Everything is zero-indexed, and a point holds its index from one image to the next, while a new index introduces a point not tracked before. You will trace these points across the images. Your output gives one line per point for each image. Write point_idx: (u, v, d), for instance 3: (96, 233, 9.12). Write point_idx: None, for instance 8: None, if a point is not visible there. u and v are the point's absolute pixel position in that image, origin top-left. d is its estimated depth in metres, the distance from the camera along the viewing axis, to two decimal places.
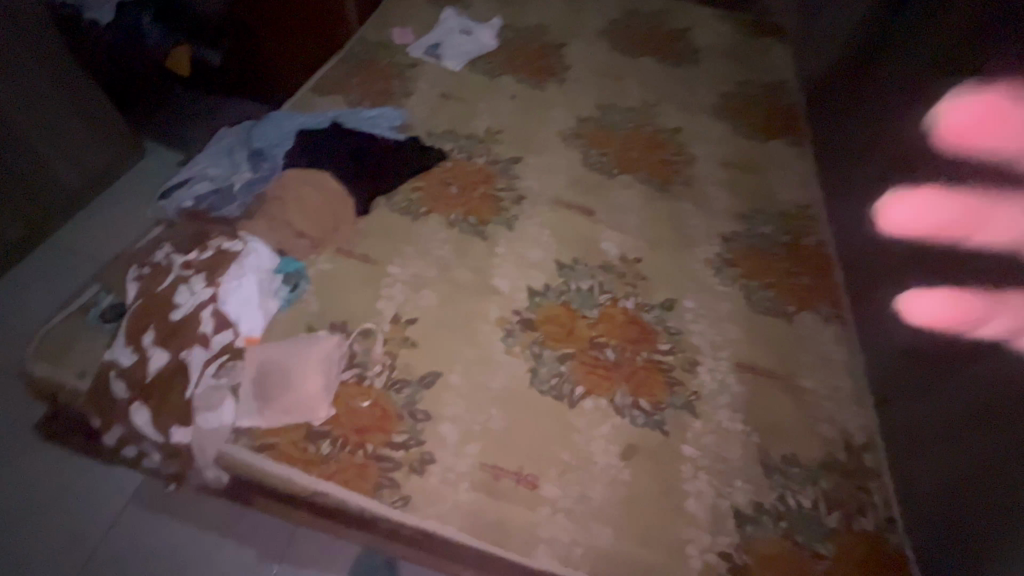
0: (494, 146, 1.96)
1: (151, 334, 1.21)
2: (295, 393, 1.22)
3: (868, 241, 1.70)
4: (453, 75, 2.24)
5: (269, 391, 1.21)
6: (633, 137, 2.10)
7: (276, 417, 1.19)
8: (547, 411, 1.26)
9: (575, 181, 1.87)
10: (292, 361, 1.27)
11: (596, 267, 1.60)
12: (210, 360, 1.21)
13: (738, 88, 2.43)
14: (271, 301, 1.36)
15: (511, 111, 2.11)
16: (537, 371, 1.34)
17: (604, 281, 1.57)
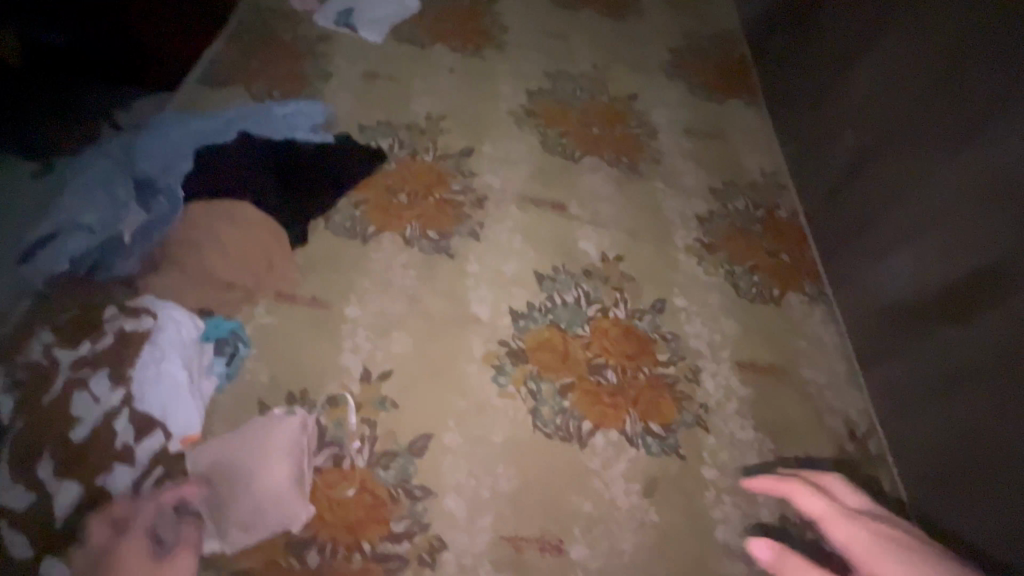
0: (440, 135, 1.68)
1: (49, 463, 0.94)
2: (258, 497, 0.99)
3: (835, 204, 1.60)
4: (373, 48, 1.88)
5: (225, 501, 0.99)
6: (590, 108, 1.89)
7: (242, 533, 0.97)
8: (559, 459, 1.15)
9: (538, 171, 1.66)
10: (247, 454, 1.04)
11: (579, 273, 1.45)
12: (141, 479, 0.98)
13: (685, 39, 2.25)
14: (205, 383, 1.09)
15: (452, 90, 1.82)
16: (539, 412, 1.20)
17: (590, 289, 1.42)
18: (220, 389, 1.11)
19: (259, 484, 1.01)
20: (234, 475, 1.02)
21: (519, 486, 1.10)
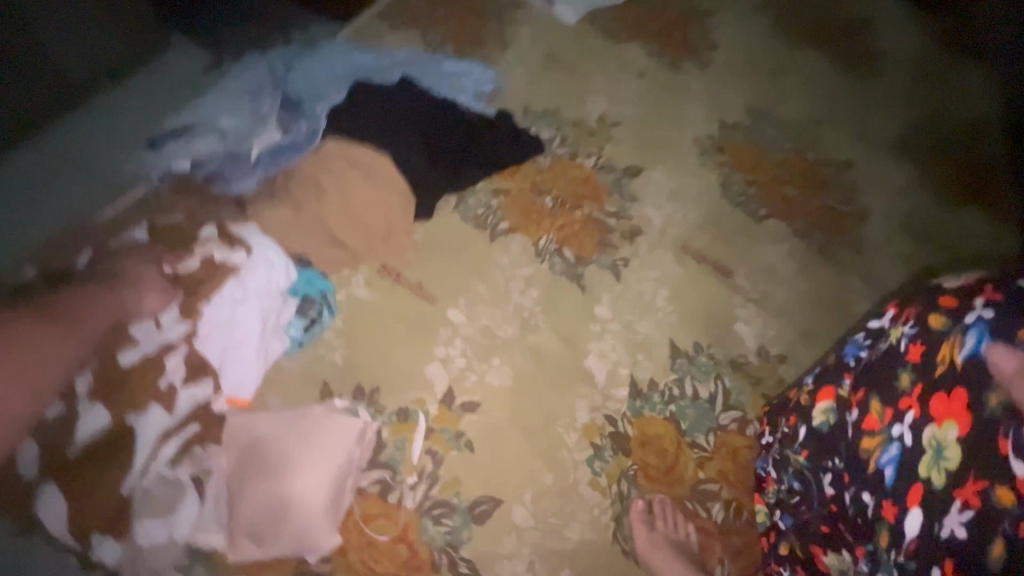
0: (609, 143, 1.42)
1: (85, 380, 0.78)
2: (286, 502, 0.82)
3: None
4: (565, 27, 1.65)
5: (247, 491, 0.82)
6: (800, 156, 1.48)
7: (253, 537, 0.81)
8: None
9: (714, 218, 1.34)
10: (289, 444, 0.86)
11: (727, 363, 1.14)
12: (170, 433, 0.81)
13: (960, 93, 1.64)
14: (275, 343, 0.93)
15: (636, 95, 1.54)
16: (622, 526, 0.95)
17: (733, 389, 1.11)
18: (287, 355, 0.95)
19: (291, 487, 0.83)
20: (268, 469, 0.84)
21: None
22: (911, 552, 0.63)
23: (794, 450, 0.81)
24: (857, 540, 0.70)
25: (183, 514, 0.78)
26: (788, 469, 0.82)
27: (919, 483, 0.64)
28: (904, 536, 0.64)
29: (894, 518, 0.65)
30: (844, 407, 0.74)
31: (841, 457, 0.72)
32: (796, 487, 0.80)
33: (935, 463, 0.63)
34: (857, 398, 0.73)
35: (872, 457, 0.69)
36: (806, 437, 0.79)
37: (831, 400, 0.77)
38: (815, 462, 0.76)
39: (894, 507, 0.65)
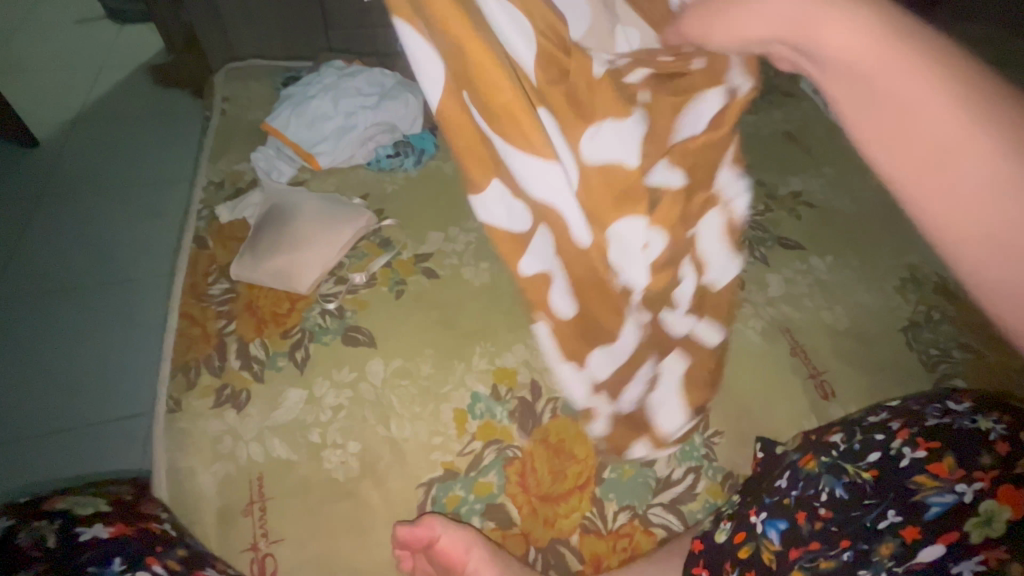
0: (783, 213, 1.19)
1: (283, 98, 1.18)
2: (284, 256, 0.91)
3: None
4: (826, 125, 1.48)
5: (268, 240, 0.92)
6: None
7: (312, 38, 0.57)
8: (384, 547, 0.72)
9: (859, 338, 0.96)
10: (323, 225, 0.96)
11: (717, 464, 0.80)
12: (276, 147, 1.12)
13: None
14: (366, 151, 1.13)
15: (863, 200, 1.25)
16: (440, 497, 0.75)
17: (699, 495, 0.78)
18: (366, 165, 1.12)
19: (294, 247, 0.92)
20: (301, 228, 0.95)
21: (336, 486, 0.75)
22: (913, 567, 0.52)
23: (794, 458, 0.68)
24: (832, 544, 0.57)
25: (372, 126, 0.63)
26: (777, 473, 0.68)
27: (955, 531, 0.51)
28: (911, 556, 0.52)
29: (911, 542, 0.53)
30: (881, 442, 0.62)
31: (859, 470, 0.60)
32: (780, 485, 0.65)
33: (980, 523, 0.51)
34: (918, 442, 0.59)
35: (913, 489, 0.56)
36: (813, 449, 0.67)
37: (840, 437, 0.66)
38: (829, 469, 0.62)
39: (919, 530, 0.53)
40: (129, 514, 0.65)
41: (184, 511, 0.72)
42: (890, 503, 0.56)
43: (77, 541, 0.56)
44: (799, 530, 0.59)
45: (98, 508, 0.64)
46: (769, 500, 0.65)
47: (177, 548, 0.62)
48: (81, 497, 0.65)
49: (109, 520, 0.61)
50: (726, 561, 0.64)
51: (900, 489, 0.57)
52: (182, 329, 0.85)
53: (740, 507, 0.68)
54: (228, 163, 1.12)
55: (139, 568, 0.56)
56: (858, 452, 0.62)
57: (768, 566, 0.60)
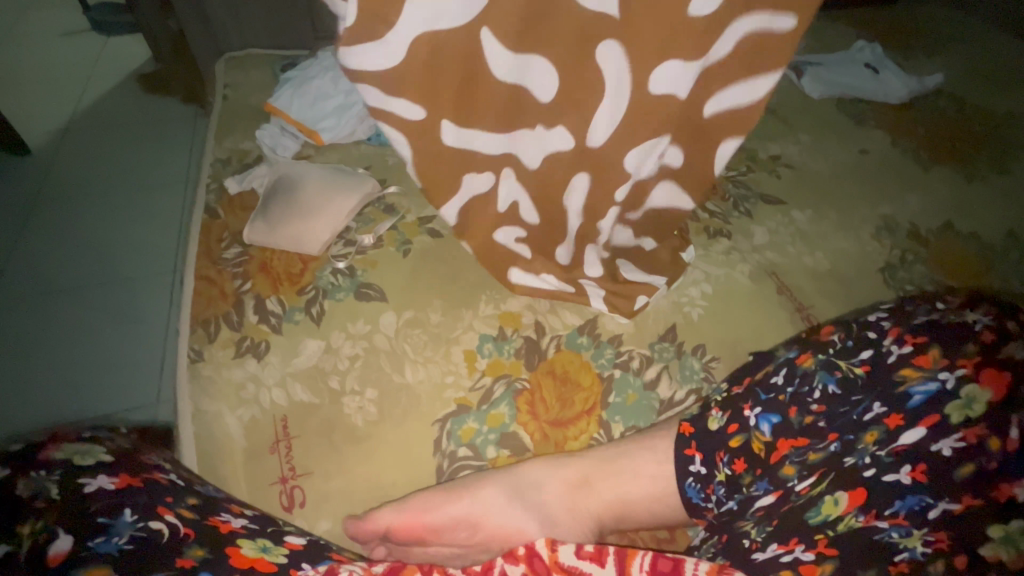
0: (763, 174, 1.26)
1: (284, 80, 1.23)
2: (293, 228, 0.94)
3: None
4: (798, 98, 1.57)
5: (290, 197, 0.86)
6: None
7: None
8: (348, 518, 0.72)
9: (839, 279, 1.03)
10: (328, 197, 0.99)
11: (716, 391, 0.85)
12: (279, 125, 1.17)
13: None
14: (366, 127, 1.18)
15: (835, 162, 1.33)
16: (454, 430, 0.78)
17: None
18: (367, 140, 1.18)
19: (301, 214, 0.96)
20: (313, 199, 0.99)
21: (358, 423, 0.78)
22: (897, 451, 0.55)
23: (789, 354, 0.68)
24: (820, 437, 0.60)
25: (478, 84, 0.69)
26: (768, 370, 0.69)
27: (936, 415, 0.54)
28: (894, 438, 0.56)
29: (894, 428, 0.56)
30: (873, 339, 0.62)
31: (851, 365, 0.62)
32: (775, 383, 0.66)
33: (962, 406, 0.53)
34: (906, 338, 0.59)
35: (899, 381, 0.57)
36: (809, 346, 0.67)
37: (836, 334, 0.66)
38: (823, 365, 0.63)
39: (903, 417, 0.56)
40: (133, 462, 0.63)
41: (211, 451, 0.74)
42: (877, 396, 0.58)
43: (82, 492, 0.55)
44: (791, 424, 0.63)
45: (100, 458, 0.61)
46: (762, 396, 0.66)
47: (187, 495, 0.61)
48: (79, 446, 0.62)
49: (113, 470, 0.60)
50: (719, 448, 0.68)
51: (886, 382, 0.58)
52: (200, 289, 0.88)
53: (731, 398, 0.70)
54: (234, 141, 1.16)
55: (151, 516, 0.54)
56: (850, 349, 0.63)
57: (758, 454, 0.64)
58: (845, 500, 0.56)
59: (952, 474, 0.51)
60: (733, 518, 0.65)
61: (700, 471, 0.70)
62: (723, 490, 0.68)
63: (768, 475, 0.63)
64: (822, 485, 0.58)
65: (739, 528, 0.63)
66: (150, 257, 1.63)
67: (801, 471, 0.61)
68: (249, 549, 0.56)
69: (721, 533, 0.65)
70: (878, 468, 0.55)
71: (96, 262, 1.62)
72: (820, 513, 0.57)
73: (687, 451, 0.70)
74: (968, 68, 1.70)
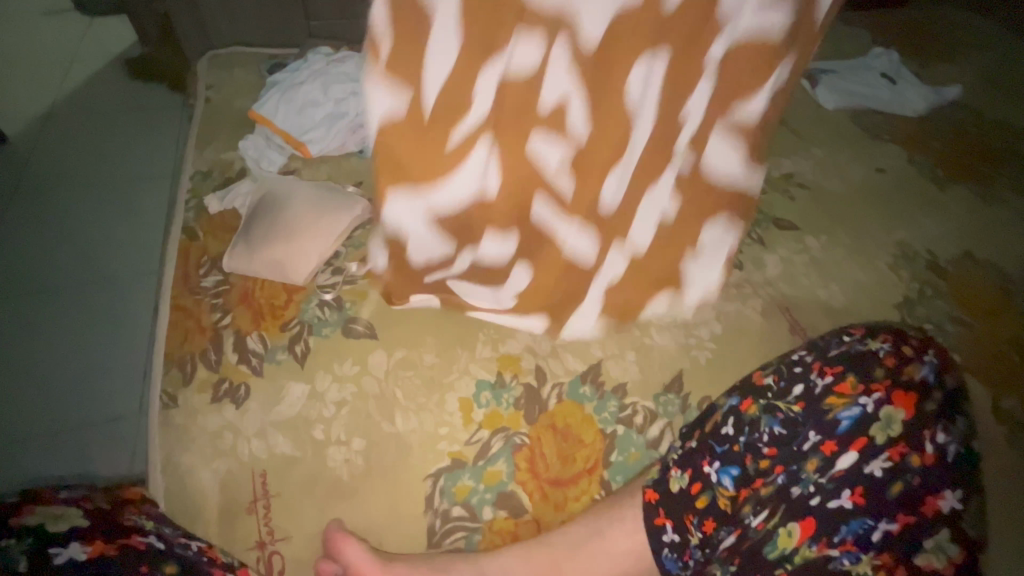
0: (776, 195, 1.20)
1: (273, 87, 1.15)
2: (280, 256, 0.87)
3: None
4: (813, 109, 1.50)
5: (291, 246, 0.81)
6: None
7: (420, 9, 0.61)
8: (333, 525, 0.70)
9: (854, 315, 0.98)
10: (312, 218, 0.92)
11: None
12: (265, 135, 1.09)
13: None
14: (357, 139, 1.11)
15: (851, 182, 1.27)
16: (445, 492, 0.74)
17: None
18: (358, 153, 1.11)
19: (284, 239, 0.89)
20: (294, 219, 0.92)
21: (343, 479, 0.72)
22: (837, 478, 0.57)
23: (729, 401, 0.68)
24: (768, 472, 0.61)
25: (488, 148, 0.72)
26: (715, 419, 0.68)
27: (864, 438, 0.57)
28: (833, 466, 0.57)
29: (830, 455, 0.58)
30: (799, 373, 0.64)
31: (789, 405, 0.62)
32: (726, 434, 0.65)
33: (883, 427, 0.56)
34: (825, 369, 0.62)
35: (827, 409, 0.60)
36: (748, 390, 0.67)
37: (769, 375, 0.66)
38: (766, 410, 0.63)
39: (836, 444, 0.58)
40: (114, 525, 0.57)
41: (183, 510, 0.69)
42: (811, 425, 0.60)
43: (50, 565, 0.49)
44: (748, 473, 0.62)
45: (76, 522, 0.55)
46: (718, 449, 0.65)
47: (165, 564, 0.55)
48: (55, 508, 0.56)
49: (90, 536, 0.54)
50: (686, 512, 0.65)
51: (817, 412, 0.60)
52: (175, 322, 0.82)
53: (686, 453, 0.67)
54: (215, 152, 1.08)
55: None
56: (784, 388, 0.64)
57: (723, 509, 0.62)
58: (798, 531, 0.57)
59: (886, 493, 0.54)
60: (702, 567, 0.63)
61: (674, 539, 0.66)
62: (699, 553, 0.63)
63: (731, 523, 0.61)
64: (775, 520, 0.58)
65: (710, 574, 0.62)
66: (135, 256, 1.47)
67: (755, 506, 0.60)
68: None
69: None
70: (821, 495, 0.57)
71: (72, 260, 1.47)
72: (777, 547, 0.58)
73: (656, 520, 0.67)
74: (989, 78, 1.63)
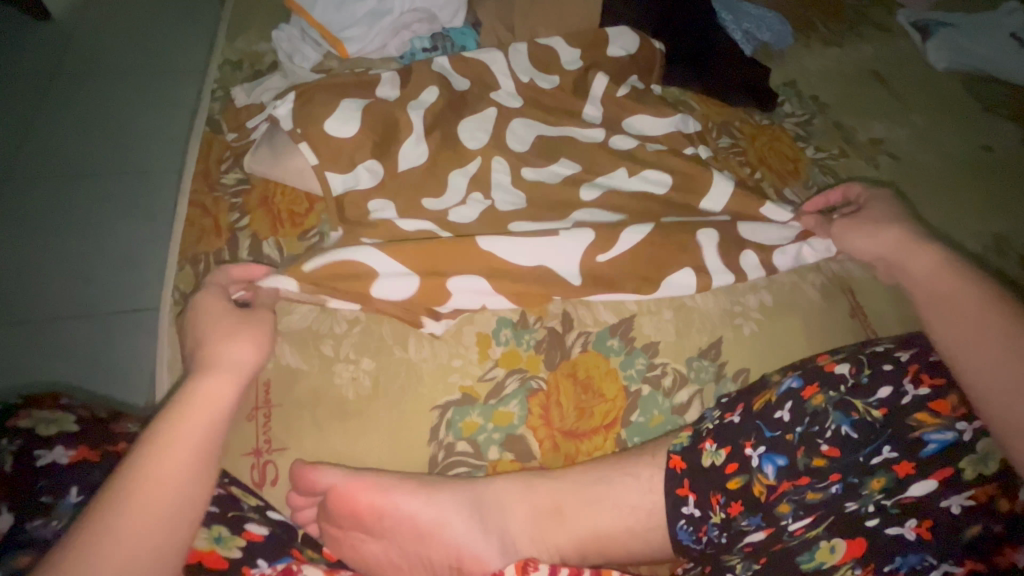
0: (861, 161, 1.06)
1: None
2: (170, 438, 0.51)
3: None
4: (920, 68, 1.29)
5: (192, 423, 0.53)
6: None
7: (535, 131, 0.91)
8: (296, 460, 0.65)
9: None
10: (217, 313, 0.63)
11: None
12: (301, 28, 1.00)
13: None
14: (400, 43, 1.01)
15: (951, 157, 1.10)
16: (449, 428, 0.70)
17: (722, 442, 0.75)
18: (399, 59, 1.01)
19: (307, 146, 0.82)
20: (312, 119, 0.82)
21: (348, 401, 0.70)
22: (903, 505, 0.53)
23: (789, 385, 0.63)
24: (822, 477, 0.57)
25: (496, 166, 0.85)
26: (770, 399, 0.63)
27: (950, 469, 0.52)
28: (902, 492, 0.53)
29: (903, 478, 0.53)
30: (889, 374, 0.58)
31: (869, 407, 0.57)
32: (781, 419, 0.61)
33: (977, 462, 0.51)
34: (922, 378, 0.56)
35: (913, 426, 0.55)
36: (815, 376, 0.62)
37: (847, 368, 0.61)
38: (837, 405, 0.58)
39: (913, 468, 0.53)
40: (102, 433, 0.57)
41: None
42: (889, 440, 0.55)
43: (34, 469, 0.51)
44: (797, 466, 0.58)
45: (67, 427, 0.55)
46: (767, 433, 0.61)
47: None
48: (50, 412, 0.55)
49: (79, 441, 0.54)
50: (714, 490, 0.61)
51: (901, 428, 0.55)
52: (193, 218, 0.78)
53: (727, 429, 0.64)
54: (247, 43, 1.00)
55: (95, 496, 0.52)
56: (866, 386, 0.58)
57: (757, 498, 0.59)
58: (843, 549, 0.53)
59: (959, 533, 0.49)
60: (720, 551, 0.60)
61: (693, 514, 0.62)
62: (716, 532, 0.60)
63: (762, 512, 0.58)
64: (819, 529, 0.55)
65: (726, 561, 0.59)
66: (161, 146, 1.33)
67: (797, 509, 0.57)
68: (200, 539, 0.53)
69: (707, 564, 0.61)
70: (881, 518, 0.53)
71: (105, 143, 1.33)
72: (814, 560, 0.54)
73: (679, 489, 0.63)
74: None
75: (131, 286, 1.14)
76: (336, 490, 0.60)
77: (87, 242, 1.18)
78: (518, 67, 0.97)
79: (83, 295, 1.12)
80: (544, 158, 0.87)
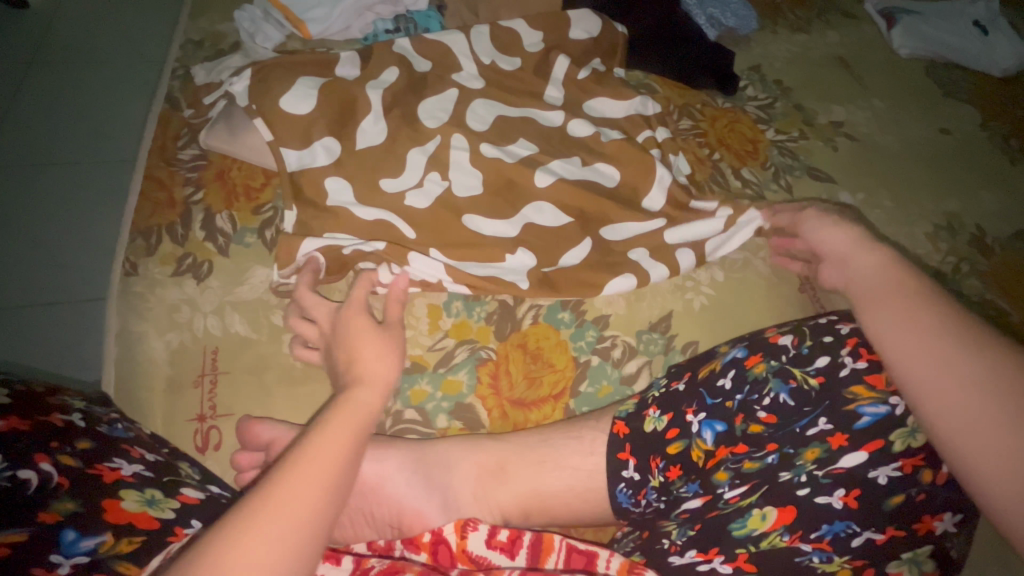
0: (819, 143, 1.07)
1: None
2: (316, 452, 0.45)
3: None
4: (884, 54, 1.31)
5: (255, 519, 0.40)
6: None
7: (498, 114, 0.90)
8: (245, 416, 0.66)
9: None
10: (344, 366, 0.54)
11: None
12: (264, 8, 1.01)
13: None
14: (363, 25, 1.02)
15: (909, 139, 1.12)
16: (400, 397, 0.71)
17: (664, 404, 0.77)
18: (362, 40, 1.02)
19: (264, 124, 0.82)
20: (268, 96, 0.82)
21: (296, 369, 0.70)
22: (835, 476, 0.50)
23: (734, 354, 0.60)
24: (759, 446, 0.54)
25: (455, 144, 0.85)
26: (714, 367, 0.61)
27: (880, 441, 0.49)
28: (834, 461, 0.50)
29: (836, 449, 0.50)
30: (830, 344, 0.55)
31: (807, 375, 0.54)
32: (722, 386, 0.58)
33: (907, 434, 0.48)
34: (863, 352, 0.53)
35: (848, 398, 0.51)
36: (759, 346, 0.59)
37: (789, 338, 0.58)
38: (776, 373, 0.56)
39: (846, 439, 0.50)
40: (34, 405, 0.56)
41: (133, 375, 0.68)
42: (825, 411, 0.52)
43: None
44: (734, 432, 0.56)
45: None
46: (708, 400, 0.58)
47: (82, 440, 0.54)
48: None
49: (6, 411, 0.52)
50: (654, 453, 0.60)
51: (836, 399, 0.52)
52: (146, 191, 0.79)
53: (670, 395, 0.62)
54: (210, 22, 1.01)
55: (24, 464, 0.48)
56: (806, 356, 0.55)
57: (695, 462, 0.57)
58: (773, 517, 0.51)
59: (883, 503, 0.48)
60: (657, 517, 0.59)
61: (633, 477, 0.61)
62: (655, 495, 0.60)
63: (700, 479, 0.56)
64: (752, 497, 0.53)
65: (662, 527, 0.57)
66: (121, 123, 1.30)
67: (732, 479, 0.54)
68: (132, 502, 0.52)
69: (644, 530, 0.60)
70: (812, 487, 0.50)
71: (64, 117, 1.30)
72: (745, 526, 0.52)
73: (619, 454, 0.61)
74: None
75: (81, 263, 1.10)
76: (278, 443, 0.61)
77: (36, 216, 1.15)
78: (480, 48, 0.98)
79: (26, 271, 1.07)
80: (502, 136, 0.88)
